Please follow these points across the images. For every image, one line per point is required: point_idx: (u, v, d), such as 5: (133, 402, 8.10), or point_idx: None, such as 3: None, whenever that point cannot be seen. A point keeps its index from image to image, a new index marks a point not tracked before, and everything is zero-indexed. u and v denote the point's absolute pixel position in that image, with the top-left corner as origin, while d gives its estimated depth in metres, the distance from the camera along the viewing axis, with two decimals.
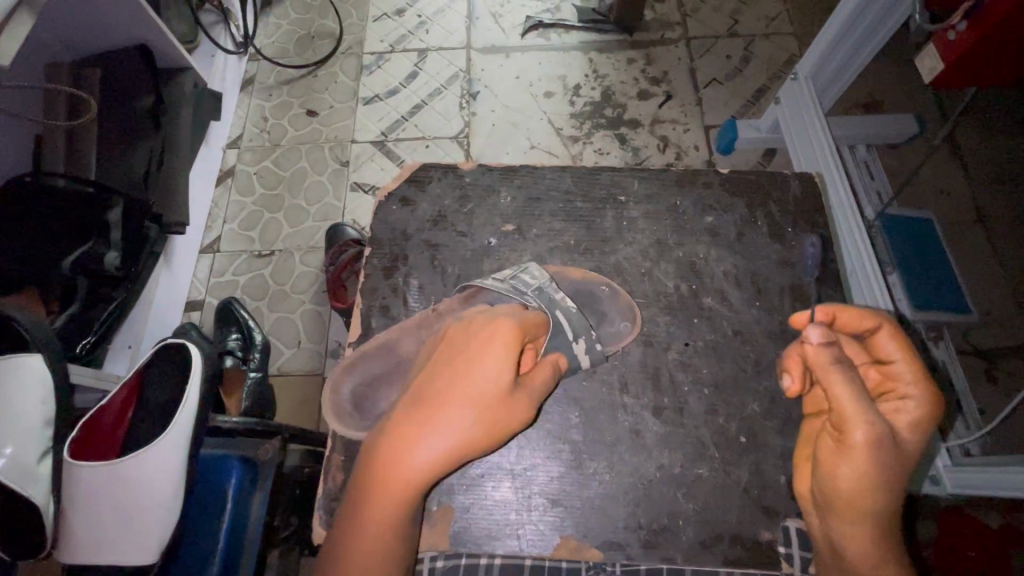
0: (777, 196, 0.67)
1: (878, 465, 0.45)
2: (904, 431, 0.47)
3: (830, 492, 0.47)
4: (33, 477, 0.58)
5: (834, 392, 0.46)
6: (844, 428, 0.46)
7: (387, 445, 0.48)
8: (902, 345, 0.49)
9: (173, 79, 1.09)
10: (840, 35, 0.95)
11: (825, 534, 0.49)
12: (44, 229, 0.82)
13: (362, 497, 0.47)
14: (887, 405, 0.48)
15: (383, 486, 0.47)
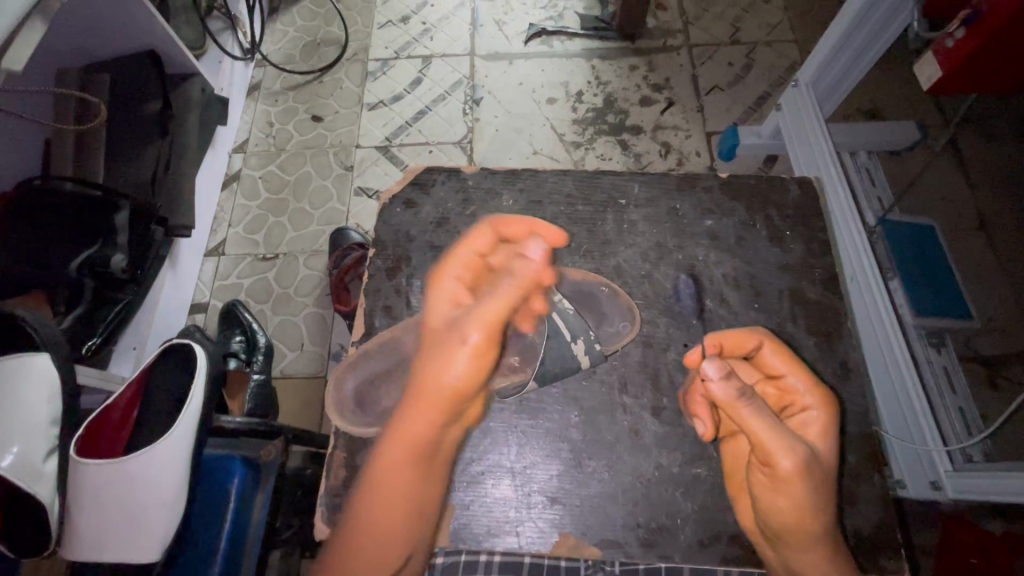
0: (777, 200, 0.68)
1: (810, 483, 0.47)
2: (817, 441, 0.52)
3: (774, 525, 0.49)
4: (39, 475, 0.59)
5: (752, 428, 0.48)
6: (772, 460, 0.48)
7: (430, 422, 0.51)
8: (789, 360, 0.55)
9: (181, 85, 1.10)
10: (842, 43, 0.96)
11: (783, 564, 0.50)
12: (52, 232, 0.84)
13: (404, 476, 0.50)
14: (793, 422, 0.54)
15: (427, 460, 0.51)
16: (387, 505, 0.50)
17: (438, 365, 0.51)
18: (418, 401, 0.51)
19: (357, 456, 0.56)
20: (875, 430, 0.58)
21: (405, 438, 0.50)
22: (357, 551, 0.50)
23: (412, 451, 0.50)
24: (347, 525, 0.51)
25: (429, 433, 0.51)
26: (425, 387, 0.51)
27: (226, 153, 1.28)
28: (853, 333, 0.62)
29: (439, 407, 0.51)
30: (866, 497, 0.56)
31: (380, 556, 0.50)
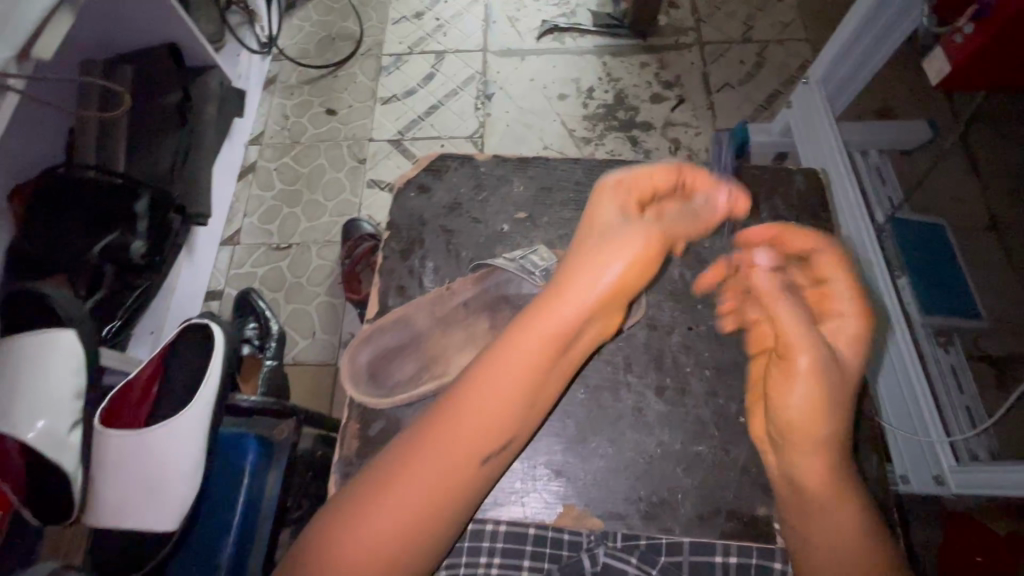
0: (783, 191, 0.69)
1: (821, 380, 0.50)
2: (847, 347, 0.52)
3: (783, 426, 0.51)
4: (64, 446, 0.62)
5: (781, 319, 0.51)
6: (790, 355, 0.51)
7: (574, 310, 0.51)
8: (839, 267, 0.55)
9: (199, 77, 1.13)
10: (852, 42, 0.97)
11: (783, 470, 0.52)
12: (74, 219, 0.86)
13: (531, 358, 0.50)
14: (829, 327, 0.53)
15: (559, 354, 0.52)
16: (498, 387, 0.50)
17: (610, 259, 0.51)
18: (559, 304, 0.51)
19: (369, 428, 0.60)
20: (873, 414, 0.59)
21: (546, 324, 0.50)
22: (456, 427, 0.49)
23: (551, 340, 0.50)
24: (449, 402, 0.51)
25: (569, 325, 0.50)
26: (578, 276, 0.52)
27: (243, 144, 1.31)
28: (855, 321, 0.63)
29: (588, 296, 0.51)
30: (864, 478, 0.57)
31: (479, 438, 0.49)
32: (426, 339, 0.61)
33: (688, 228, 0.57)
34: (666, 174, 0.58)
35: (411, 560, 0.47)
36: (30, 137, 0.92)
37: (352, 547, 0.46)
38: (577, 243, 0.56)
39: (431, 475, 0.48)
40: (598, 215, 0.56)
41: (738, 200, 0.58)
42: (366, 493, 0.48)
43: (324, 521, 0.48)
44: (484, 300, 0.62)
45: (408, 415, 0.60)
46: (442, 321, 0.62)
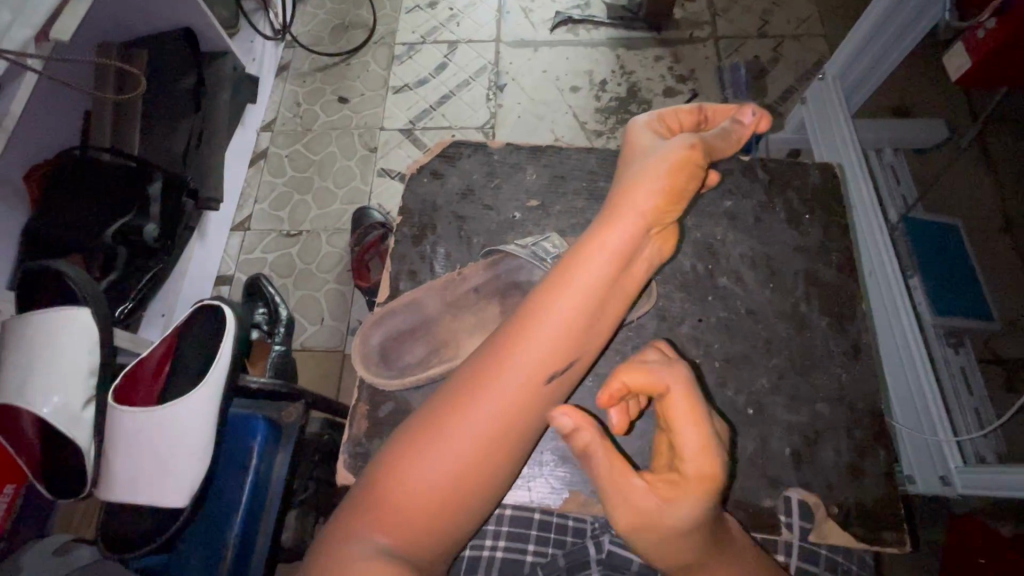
0: (797, 184, 0.69)
1: (625, 517, 0.45)
2: (668, 502, 0.44)
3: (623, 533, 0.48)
4: (78, 421, 0.64)
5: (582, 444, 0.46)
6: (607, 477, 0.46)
7: (628, 229, 0.52)
8: (691, 413, 0.45)
9: (213, 62, 1.13)
10: (869, 39, 0.96)
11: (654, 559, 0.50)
12: (90, 200, 0.87)
13: (594, 277, 0.51)
14: (664, 477, 0.46)
15: (621, 272, 0.52)
16: (561, 308, 0.50)
17: (656, 179, 0.53)
18: (615, 222, 0.52)
19: (379, 409, 0.60)
20: (882, 411, 0.59)
21: (604, 245, 0.51)
22: (523, 346, 0.50)
23: (610, 258, 0.51)
24: (510, 326, 0.51)
25: (625, 243, 0.52)
26: (630, 198, 0.53)
27: (254, 131, 1.32)
28: (867, 315, 0.63)
29: (641, 213, 0.52)
30: (871, 472, 0.57)
31: (546, 357, 0.50)
32: (437, 323, 0.62)
33: (724, 145, 0.59)
34: (686, 111, 0.62)
35: (482, 481, 0.48)
36: (46, 119, 0.93)
37: (425, 470, 0.46)
38: (621, 172, 0.58)
39: (500, 397, 0.48)
40: (636, 142, 0.58)
41: (760, 119, 0.61)
42: (434, 418, 0.48)
43: (393, 449, 0.48)
44: (494, 286, 0.63)
45: (417, 397, 0.60)
46: (453, 305, 0.62)
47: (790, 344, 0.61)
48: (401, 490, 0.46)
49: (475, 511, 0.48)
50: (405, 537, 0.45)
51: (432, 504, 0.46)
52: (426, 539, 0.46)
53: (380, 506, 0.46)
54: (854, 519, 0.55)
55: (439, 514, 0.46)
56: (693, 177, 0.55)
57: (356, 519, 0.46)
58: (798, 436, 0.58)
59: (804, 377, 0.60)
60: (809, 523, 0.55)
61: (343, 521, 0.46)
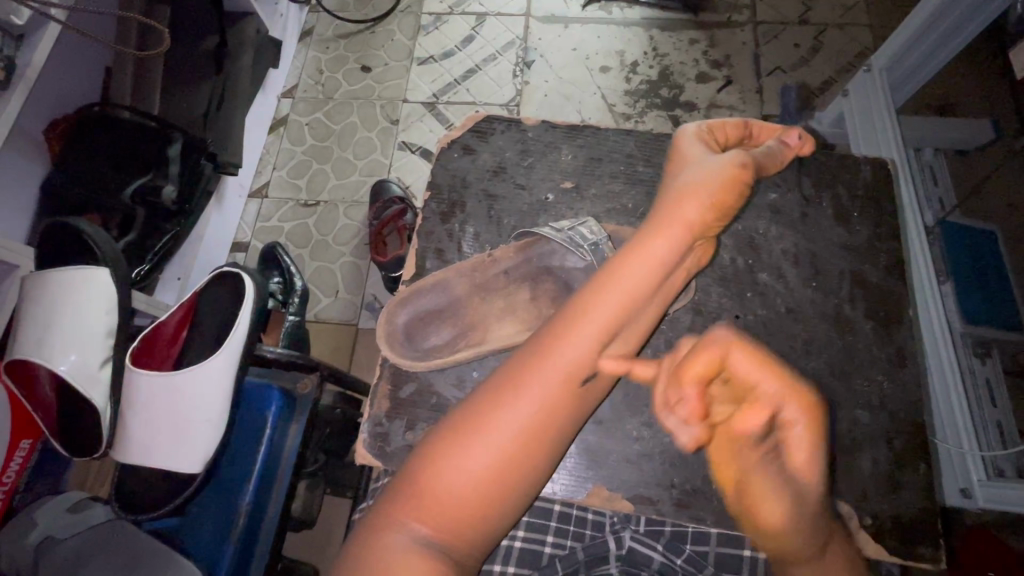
0: (847, 179, 0.66)
1: None
2: None
3: None
4: (95, 381, 0.64)
5: None
6: None
7: (671, 238, 0.51)
8: None
9: (237, 23, 1.11)
10: (921, 31, 0.91)
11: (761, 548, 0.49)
12: (110, 159, 0.86)
13: (636, 282, 0.50)
14: None
15: (663, 278, 0.51)
16: (602, 310, 0.49)
17: (699, 193, 0.52)
18: (660, 231, 0.51)
19: (401, 390, 0.60)
20: (919, 420, 0.58)
21: (646, 252, 0.51)
22: (565, 344, 0.49)
23: (653, 267, 0.50)
24: (554, 320, 0.50)
25: (668, 249, 0.51)
26: (676, 208, 0.52)
27: (276, 97, 1.29)
28: (911, 322, 0.61)
29: (686, 225, 0.52)
30: (908, 485, 0.56)
31: (588, 355, 0.49)
32: (464, 304, 0.60)
33: (770, 162, 0.58)
34: (735, 124, 0.60)
35: (521, 476, 0.47)
36: (68, 72, 0.91)
37: (463, 465, 0.45)
38: (664, 182, 0.57)
39: (540, 394, 0.47)
40: (682, 151, 0.57)
41: (805, 143, 0.60)
42: (471, 413, 0.47)
43: (430, 442, 0.48)
44: (525, 270, 0.61)
45: (441, 380, 0.60)
46: (481, 288, 0.60)
47: (832, 349, 0.59)
48: (440, 482, 0.45)
49: (513, 506, 0.47)
50: (441, 532, 0.44)
51: (471, 498, 0.45)
52: (465, 532, 0.45)
53: (419, 498, 0.45)
54: (888, 531, 0.54)
55: (478, 507, 0.45)
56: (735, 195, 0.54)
57: (393, 511, 0.45)
58: (834, 444, 0.57)
59: (843, 383, 0.58)
60: (841, 533, 0.54)
61: (380, 510, 0.46)
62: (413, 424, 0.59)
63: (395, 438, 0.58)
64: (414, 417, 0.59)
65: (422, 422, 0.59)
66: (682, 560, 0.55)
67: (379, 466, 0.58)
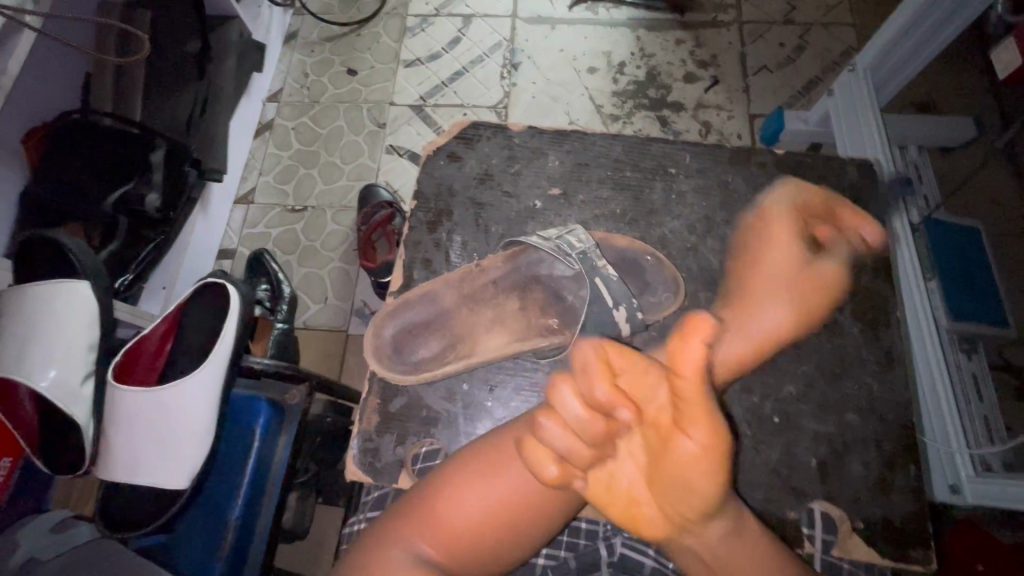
0: (832, 181, 0.68)
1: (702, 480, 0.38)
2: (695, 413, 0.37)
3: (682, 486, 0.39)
4: (77, 397, 0.63)
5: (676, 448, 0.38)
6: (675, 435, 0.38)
7: (737, 344, 0.55)
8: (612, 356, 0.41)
9: (218, 27, 1.09)
10: (907, 29, 0.92)
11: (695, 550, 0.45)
12: (89, 169, 0.84)
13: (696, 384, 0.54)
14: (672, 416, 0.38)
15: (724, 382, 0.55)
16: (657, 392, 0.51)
17: (789, 289, 0.59)
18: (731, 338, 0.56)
19: (390, 404, 0.59)
20: (910, 422, 0.58)
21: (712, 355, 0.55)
22: None
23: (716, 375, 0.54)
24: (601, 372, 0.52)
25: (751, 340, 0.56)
26: (746, 314, 0.58)
27: (260, 101, 1.28)
28: (898, 322, 0.62)
29: (752, 335, 0.56)
30: (899, 487, 0.56)
31: None
32: (453, 315, 0.61)
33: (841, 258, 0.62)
34: (817, 207, 0.63)
35: (536, 508, 0.47)
36: (45, 80, 0.89)
37: (476, 492, 0.47)
38: (740, 268, 0.61)
39: None
40: (760, 237, 0.62)
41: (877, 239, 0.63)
42: (498, 447, 0.49)
43: (448, 467, 0.49)
44: (514, 280, 0.61)
45: (431, 393, 0.59)
46: (469, 298, 0.61)
47: (821, 353, 0.60)
48: (451, 505, 0.47)
49: (524, 537, 0.48)
50: (445, 556, 0.46)
51: (483, 527, 0.46)
52: (470, 555, 0.46)
53: (429, 520, 0.47)
54: (880, 534, 0.55)
55: (488, 534, 0.46)
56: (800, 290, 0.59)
57: (402, 526, 0.47)
58: (825, 446, 0.57)
59: (833, 386, 0.59)
60: (831, 535, 0.55)
61: (390, 525, 0.48)
62: (404, 438, 0.58)
63: (385, 453, 0.57)
64: (404, 431, 0.58)
65: (413, 436, 0.58)
66: (675, 564, 0.56)
67: (370, 482, 0.57)
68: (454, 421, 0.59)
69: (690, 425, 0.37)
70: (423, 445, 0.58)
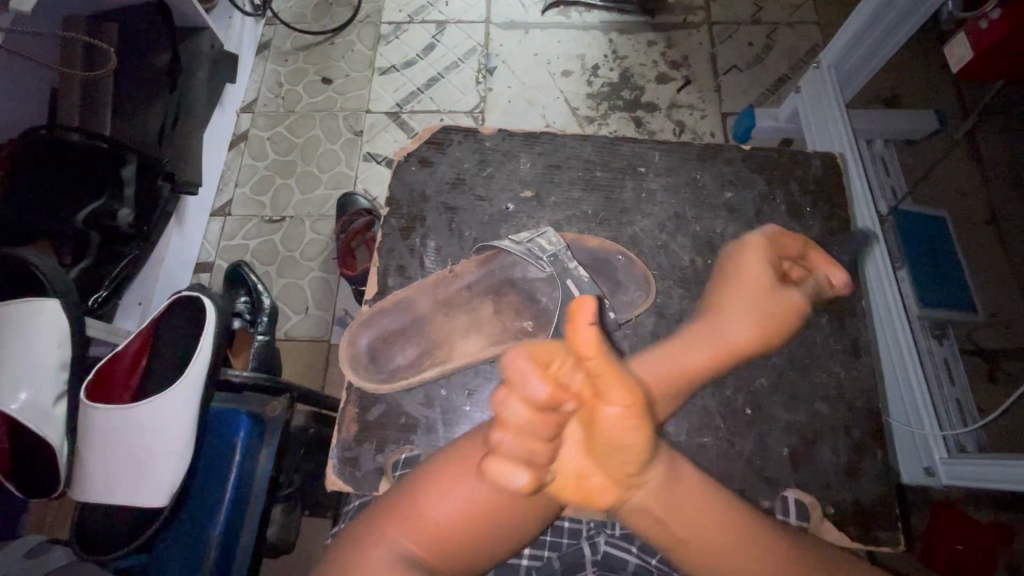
0: (798, 174, 0.70)
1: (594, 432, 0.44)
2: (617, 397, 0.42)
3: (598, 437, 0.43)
4: (50, 418, 0.61)
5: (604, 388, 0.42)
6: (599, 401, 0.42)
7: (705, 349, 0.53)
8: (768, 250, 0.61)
9: (189, 39, 1.08)
10: (868, 26, 0.94)
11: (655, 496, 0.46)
12: (57, 184, 0.82)
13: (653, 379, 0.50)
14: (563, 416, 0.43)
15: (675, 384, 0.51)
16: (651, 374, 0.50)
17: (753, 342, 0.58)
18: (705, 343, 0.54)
19: (369, 412, 0.59)
20: (878, 408, 0.61)
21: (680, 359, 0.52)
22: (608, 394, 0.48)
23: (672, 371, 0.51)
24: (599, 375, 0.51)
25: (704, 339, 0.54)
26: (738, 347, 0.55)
27: (234, 112, 1.26)
28: (864, 312, 0.64)
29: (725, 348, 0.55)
30: (868, 472, 0.58)
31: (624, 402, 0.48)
32: (429, 321, 0.61)
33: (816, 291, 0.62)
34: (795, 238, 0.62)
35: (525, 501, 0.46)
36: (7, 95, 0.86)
37: (458, 492, 0.45)
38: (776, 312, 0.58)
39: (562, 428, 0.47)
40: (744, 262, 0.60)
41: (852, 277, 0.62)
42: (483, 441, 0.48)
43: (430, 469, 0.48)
44: (490, 283, 0.62)
45: (409, 400, 0.59)
46: (445, 304, 0.61)
47: (791, 345, 0.62)
48: (431, 505, 0.45)
49: (510, 535, 0.46)
50: (428, 551, 0.44)
51: (468, 519, 0.44)
52: (456, 555, 0.44)
53: (413, 514, 0.45)
54: (850, 519, 0.57)
55: (470, 535, 0.45)
56: (783, 306, 0.57)
57: (385, 522, 0.45)
58: (795, 435, 0.59)
59: (803, 376, 0.61)
60: (806, 521, 0.56)
61: (370, 523, 0.45)
62: (384, 445, 0.58)
63: (366, 461, 0.58)
64: (384, 438, 0.58)
65: (393, 443, 0.58)
66: (656, 560, 0.56)
67: (351, 491, 0.57)
68: (433, 427, 0.59)
69: (609, 394, 0.42)
70: (404, 451, 0.58)
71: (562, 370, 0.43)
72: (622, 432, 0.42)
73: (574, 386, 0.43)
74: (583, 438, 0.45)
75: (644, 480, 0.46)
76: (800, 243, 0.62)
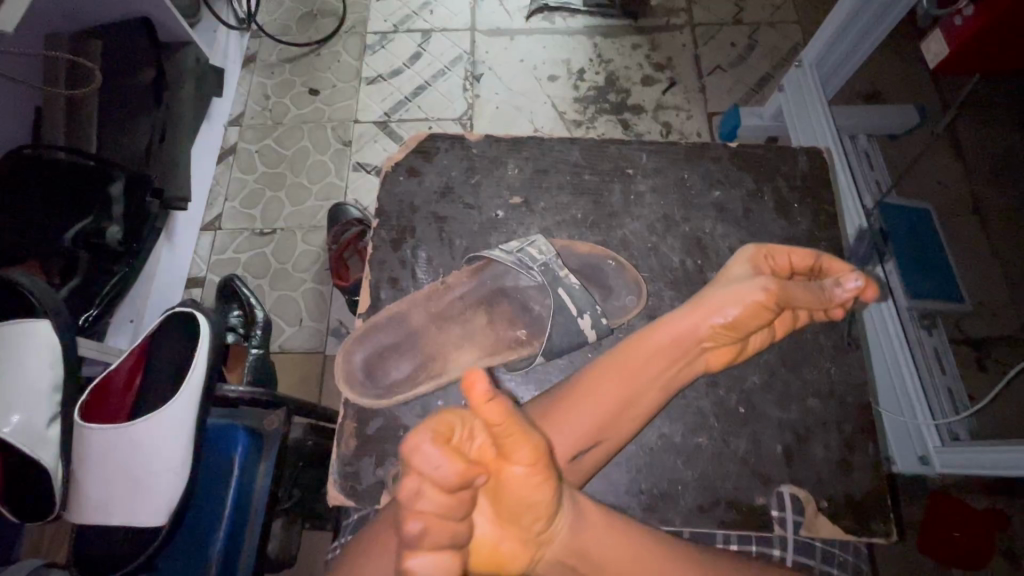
0: (786, 170, 0.71)
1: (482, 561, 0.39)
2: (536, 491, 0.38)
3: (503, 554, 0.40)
4: (43, 441, 0.61)
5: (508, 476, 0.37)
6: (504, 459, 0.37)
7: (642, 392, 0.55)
8: (761, 257, 0.59)
9: (174, 53, 1.07)
10: (846, 24, 0.95)
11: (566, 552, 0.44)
12: (43, 203, 0.81)
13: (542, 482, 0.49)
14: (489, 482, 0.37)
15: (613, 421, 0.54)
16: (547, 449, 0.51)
17: (674, 364, 0.56)
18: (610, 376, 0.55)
19: (367, 427, 0.59)
20: (870, 402, 0.62)
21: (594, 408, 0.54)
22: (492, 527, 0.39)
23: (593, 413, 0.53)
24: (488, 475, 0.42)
25: (671, 349, 0.55)
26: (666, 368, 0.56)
27: (221, 126, 1.26)
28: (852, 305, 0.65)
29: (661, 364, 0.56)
30: (861, 465, 0.59)
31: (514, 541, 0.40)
32: (422, 335, 0.61)
33: (811, 297, 0.56)
34: (800, 253, 0.60)
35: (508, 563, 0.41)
36: None
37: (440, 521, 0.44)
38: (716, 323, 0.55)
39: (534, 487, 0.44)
40: (728, 270, 0.60)
41: (868, 287, 0.56)
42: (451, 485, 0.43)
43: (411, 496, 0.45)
44: (480, 294, 0.62)
45: (407, 413, 0.59)
46: (439, 318, 0.62)
47: (782, 342, 0.63)
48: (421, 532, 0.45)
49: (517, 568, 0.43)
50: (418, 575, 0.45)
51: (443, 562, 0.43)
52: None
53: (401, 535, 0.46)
54: (844, 513, 0.58)
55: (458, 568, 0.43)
56: (728, 346, 0.58)
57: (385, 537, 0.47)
58: (788, 433, 0.60)
59: (795, 373, 0.62)
60: (801, 516, 0.57)
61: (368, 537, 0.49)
62: (383, 460, 0.58)
63: (366, 477, 0.58)
64: (383, 454, 0.58)
65: (392, 457, 0.58)
66: None
67: (351, 506, 0.57)
68: None
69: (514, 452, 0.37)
70: (403, 463, 0.58)
71: (460, 437, 0.35)
72: (532, 492, 0.38)
73: (475, 452, 0.35)
74: (491, 506, 0.39)
75: (551, 527, 0.45)
76: (789, 260, 0.60)
